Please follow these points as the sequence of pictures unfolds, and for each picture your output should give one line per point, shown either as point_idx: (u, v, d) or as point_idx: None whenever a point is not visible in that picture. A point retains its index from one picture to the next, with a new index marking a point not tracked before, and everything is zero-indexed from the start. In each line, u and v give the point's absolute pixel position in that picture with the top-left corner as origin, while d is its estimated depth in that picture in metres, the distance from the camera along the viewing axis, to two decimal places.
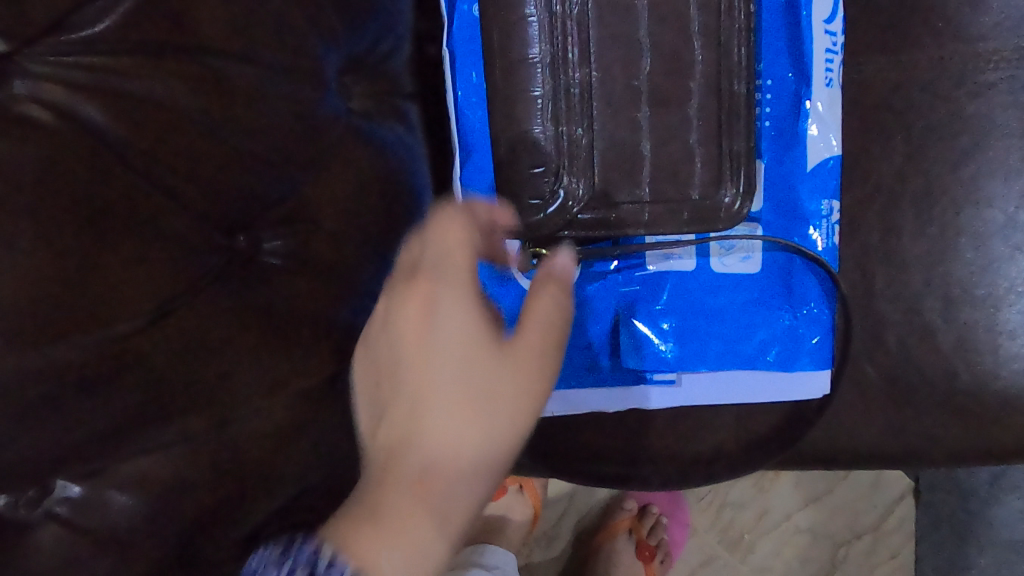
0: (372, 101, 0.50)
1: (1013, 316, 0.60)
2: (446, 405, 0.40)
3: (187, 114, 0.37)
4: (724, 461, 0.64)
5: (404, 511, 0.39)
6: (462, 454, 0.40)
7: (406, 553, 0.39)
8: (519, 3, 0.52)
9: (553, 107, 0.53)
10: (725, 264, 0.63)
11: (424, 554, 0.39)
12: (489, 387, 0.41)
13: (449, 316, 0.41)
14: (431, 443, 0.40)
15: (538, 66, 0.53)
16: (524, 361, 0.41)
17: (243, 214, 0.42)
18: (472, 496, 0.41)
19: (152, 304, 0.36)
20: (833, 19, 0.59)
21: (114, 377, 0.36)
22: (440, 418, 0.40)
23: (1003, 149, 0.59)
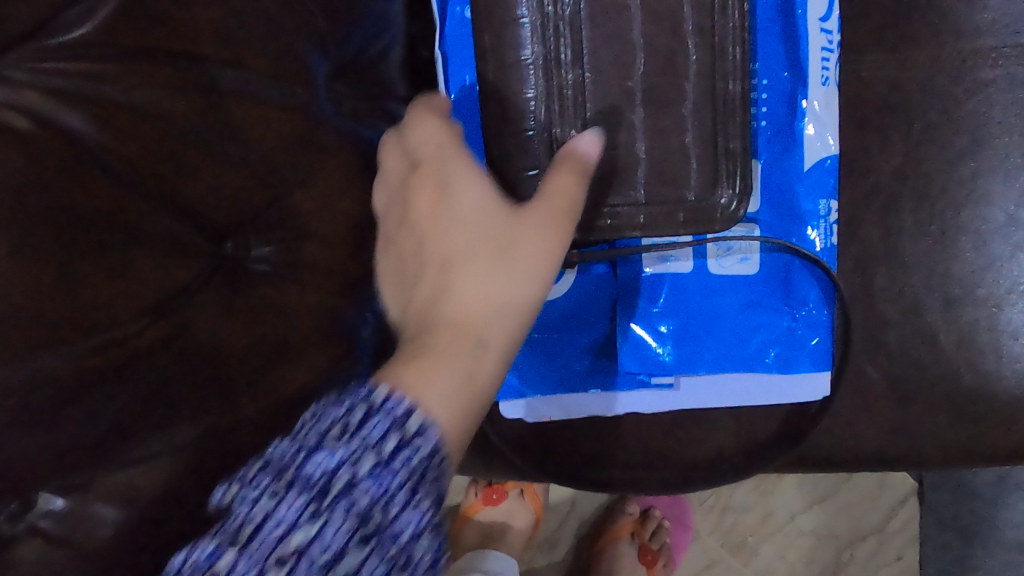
0: (362, 104, 0.49)
1: (1014, 315, 0.59)
2: (471, 254, 0.40)
3: (172, 121, 0.37)
4: (727, 464, 0.63)
5: (443, 353, 0.38)
6: (495, 297, 0.39)
7: (448, 389, 0.36)
8: (510, 5, 0.51)
9: (546, 109, 0.53)
10: (724, 265, 0.61)
11: (468, 397, 0.37)
12: (513, 231, 0.41)
13: (463, 182, 0.42)
14: (463, 290, 0.39)
15: (530, 67, 0.52)
16: (542, 210, 0.42)
17: (232, 220, 0.41)
18: (510, 338, 0.40)
19: (134, 313, 0.36)
20: (829, 16, 0.58)
21: (100, 387, 0.35)
22: (469, 268, 0.40)
23: (1002, 147, 0.58)
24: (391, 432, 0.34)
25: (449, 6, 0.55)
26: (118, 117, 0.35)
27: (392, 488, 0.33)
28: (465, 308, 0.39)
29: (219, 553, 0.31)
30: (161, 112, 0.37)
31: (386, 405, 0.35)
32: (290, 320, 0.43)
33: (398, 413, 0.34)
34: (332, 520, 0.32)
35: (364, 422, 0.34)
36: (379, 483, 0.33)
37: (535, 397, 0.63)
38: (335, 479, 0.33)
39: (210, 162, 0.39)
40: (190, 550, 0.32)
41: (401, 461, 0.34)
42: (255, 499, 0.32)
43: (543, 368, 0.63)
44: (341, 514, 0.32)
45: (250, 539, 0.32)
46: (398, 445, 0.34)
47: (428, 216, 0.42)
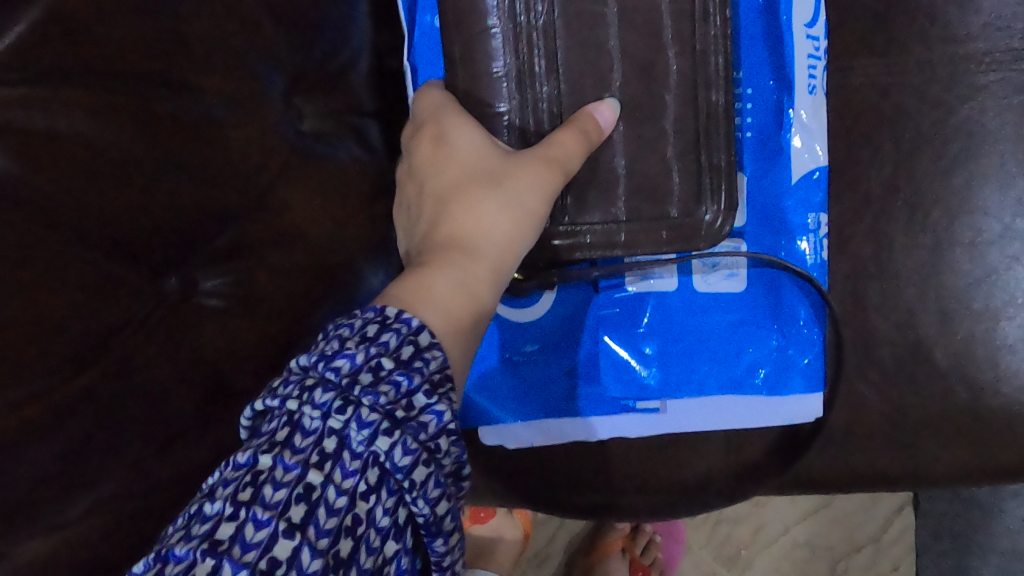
0: (326, 122, 0.47)
1: (1012, 330, 0.57)
2: (470, 189, 0.44)
3: (103, 147, 0.34)
4: (717, 488, 0.61)
5: (440, 265, 0.41)
6: (486, 222, 0.43)
7: (445, 298, 0.39)
8: (482, 13, 0.48)
9: (520, 122, 0.50)
10: (709, 282, 0.59)
11: (463, 306, 0.40)
12: (505, 167, 0.45)
13: (458, 128, 0.46)
14: (459, 216, 0.43)
15: (505, 80, 0.49)
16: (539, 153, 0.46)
17: (177, 249, 0.38)
18: (499, 260, 0.43)
19: (61, 356, 0.33)
20: (816, 22, 0.55)
21: (27, 438, 0.32)
22: (463, 196, 0.44)
23: (997, 155, 0.56)
24: (408, 339, 0.35)
25: (419, 14, 0.53)
26: (35, 146, 0.32)
27: (417, 380, 0.34)
28: (460, 230, 0.43)
29: (258, 455, 0.31)
30: (85, 139, 0.33)
31: (399, 319, 0.36)
32: (245, 355, 0.41)
33: (411, 326, 0.36)
34: (364, 410, 0.32)
35: (380, 331, 0.35)
36: (407, 376, 0.34)
37: (515, 423, 0.60)
38: (362, 374, 0.33)
39: (146, 192, 0.35)
40: (226, 459, 0.32)
41: (420, 362, 0.35)
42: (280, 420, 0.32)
43: (524, 391, 0.60)
44: (371, 404, 0.33)
45: (287, 440, 0.32)
46: (415, 349, 0.35)
47: (427, 161, 0.46)
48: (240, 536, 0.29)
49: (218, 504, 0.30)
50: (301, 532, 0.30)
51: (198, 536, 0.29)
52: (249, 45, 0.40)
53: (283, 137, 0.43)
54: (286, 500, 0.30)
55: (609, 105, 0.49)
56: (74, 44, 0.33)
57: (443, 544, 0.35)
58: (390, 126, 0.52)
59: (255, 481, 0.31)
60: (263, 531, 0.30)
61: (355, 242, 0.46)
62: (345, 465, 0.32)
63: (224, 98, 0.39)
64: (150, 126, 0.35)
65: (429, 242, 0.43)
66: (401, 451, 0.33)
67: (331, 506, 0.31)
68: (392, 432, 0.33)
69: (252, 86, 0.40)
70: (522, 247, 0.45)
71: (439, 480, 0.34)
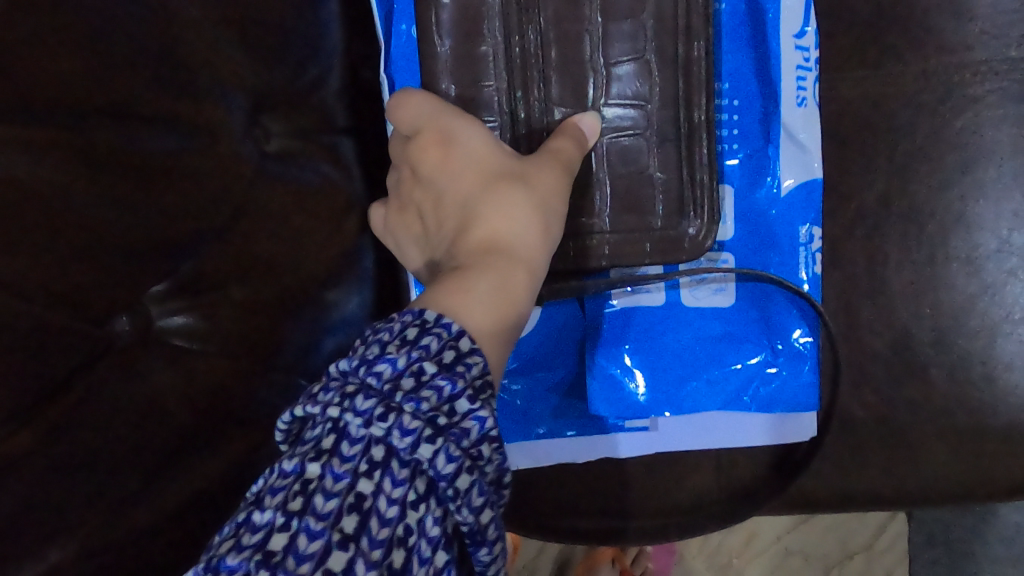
0: (297, 140, 0.45)
1: (1009, 346, 0.55)
2: (497, 187, 0.42)
3: (52, 181, 0.32)
4: (708, 511, 0.59)
5: (477, 266, 0.39)
6: (518, 221, 0.41)
7: (486, 301, 0.37)
8: (471, 33, 0.49)
9: (510, 135, 0.50)
10: (697, 297, 0.57)
11: (504, 308, 0.38)
12: (528, 167, 0.44)
13: (466, 132, 0.45)
14: (489, 215, 0.41)
15: (495, 99, 0.49)
16: (557, 158, 0.45)
17: (134, 283, 0.36)
18: (534, 256, 0.41)
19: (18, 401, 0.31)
20: (805, 33, 0.54)
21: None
22: (492, 195, 0.42)
23: (993, 167, 0.54)
24: (448, 344, 0.34)
25: (394, 22, 0.52)
26: None
27: (460, 385, 0.33)
28: (491, 229, 0.41)
29: (306, 463, 0.31)
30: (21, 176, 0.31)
31: (438, 323, 0.34)
32: (207, 392, 0.39)
33: (450, 331, 0.34)
34: (406, 417, 0.31)
35: (420, 335, 0.33)
36: (449, 381, 0.32)
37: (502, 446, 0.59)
38: (403, 380, 0.32)
39: (89, 230, 0.33)
40: (271, 466, 0.32)
41: (462, 367, 0.34)
42: (325, 429, 0.31)
43: (511, 412, 0.59)
44: (413, 411, 0.31)
45: (334, 449, 0.31)
46: (456, 354, 0.34)
47: (439, 166, 0.44)
48: (293, 547, 0.29)
49: (268, 514, 0.30)
50: (354, 544, 0.29)
51: (251, 546, 0.29)
52: (204, 65, 0.38)
53: (246, 159, 0.41)
54: (337, 510, 0.30)
55: (592, 117, 0.49)
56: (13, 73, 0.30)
57: (488, 553, 0.34)
58: (365, 144, 0.50)
59: (305, 490, 0.30)
60: (316, 542, 0.29)
61: (323, 266, 0.45)
62: (392, 475, 0.31)
63: (181, 122, 0.37)
64: (99, 155, 0.33)
65: (459, 246, 0.41)
66: (445, 459, 0.31)
67: (382, 517, 0.30)
68: (435, 439, 0.31)
69: (209, 107, 0.39)
70: (553, 242, 0.43)
71: (483, 487, 0.33)
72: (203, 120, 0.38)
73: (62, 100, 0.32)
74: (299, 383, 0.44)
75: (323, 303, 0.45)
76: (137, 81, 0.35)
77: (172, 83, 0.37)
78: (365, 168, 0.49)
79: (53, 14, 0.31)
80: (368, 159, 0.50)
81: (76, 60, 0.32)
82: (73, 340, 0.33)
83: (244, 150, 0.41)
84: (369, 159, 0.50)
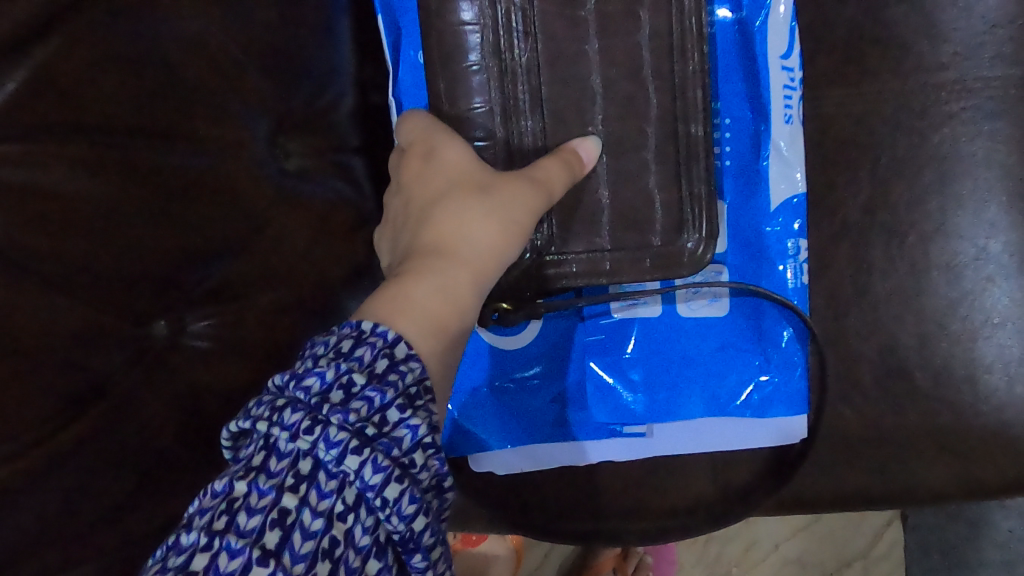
0: (312, 159, 0.48)
1: (988, 349, 0.57)
2: (454, 197, 0.43)
3: (91, 202, 0.35)
4: (704, 512, 0.61)
5: (417, 271, 0.40)
6: (465, 229, 0.42)
7: (422, 306, 0.39)
8: (463, 50, 0.51)
9: (505, 155, 0.51)
10: (692, 308, 0.60)
11: (441, 312, 0.39)
12: (493, 179, 0.45)
13: (447, 146, 0.46)
14: (440, 221, 0.42)
15: (495, 121, 0.51)
16: (524, 178, 0.46)
17: (165, 294, 0.39)
18: (481, 265, 0.42)
19: (57, 403, 0.34)
20: (791, 54, 0.57)
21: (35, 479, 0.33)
22: (446, 203, 0.43)
23: (970, 179, 0.57)
24: (382, 353, 0.35)
25: (402, 50, 0.53)
26: (25, 200, 0.32)
27: (389, 395, 0.34)
28: (440, 236, 0.42)
29: (234, 482, 0.32)
30: (73, 192, 0.34)
31: (374, 333, 0.36)
32: (228, 393, 0.42)
33: (386, 339, 0.36)
34: (332, 428, 0.32)
35: (354, 347, 0.35)
36: (378, 391, 0.34)
37: (502, 449, 0.60)
38: (332, 394, 0.34)
39: (128, 239, 0.36)
40: (204, 488, 0.33)
41: (394, 376, 0.35)
42: (255, 445, 0.33)
43: (510, 415, 0.60)
44: (340, 422, 0.33)
45: (263, 465, 0.33)
46: (389, 362, 0.35)
47: (414, 177, 0.46)
48: (215, 565, 0.30)
49: (194, 535, 0.31)
50: (275, 559, 0.30)
51: (175, 568, 0.30)
52: (229, 90, 0.41)
53: (269, 177, 0.44)
54: (260, 526, 0.31)
55: (593, 143, 0.51)
56: (57, 101, 0.33)
57: (424, 560, 0.34)
58: (375, 162, 0.53)
59: (230, 509, 0.31)
60: (236, 560, 0.30)
61: (339, 279, 0.48)
62: (319, 487, 0.32)
63: (211, 145, 0.40)
64: (135, 178, 0.36)
65: (410, 253, 0.43)
66: (371, 468, 0.32)
67: (306, 530, 0.31)
68: (362, 450, 0.32)
69: (234, 130, 0.41)
70: (508, 255, 0.44)
71: (417, 496, 0.33)
72: (231, 140, 0.41)
73: (104, 125, 0.35)
74: None
75: (339, 314, 0.48)
76: (175, 105, 0.38)
77: (202, 108, 0.39)
78: (377, 186, 0.52)
79: (98, 46, 0.34)
80: (379, 176, 0.53)
81: (122, 85, 0.35)
82: (109, 346, 0.36)
83: (266, 168, 0.44)
84: (380, 176, 0.53)
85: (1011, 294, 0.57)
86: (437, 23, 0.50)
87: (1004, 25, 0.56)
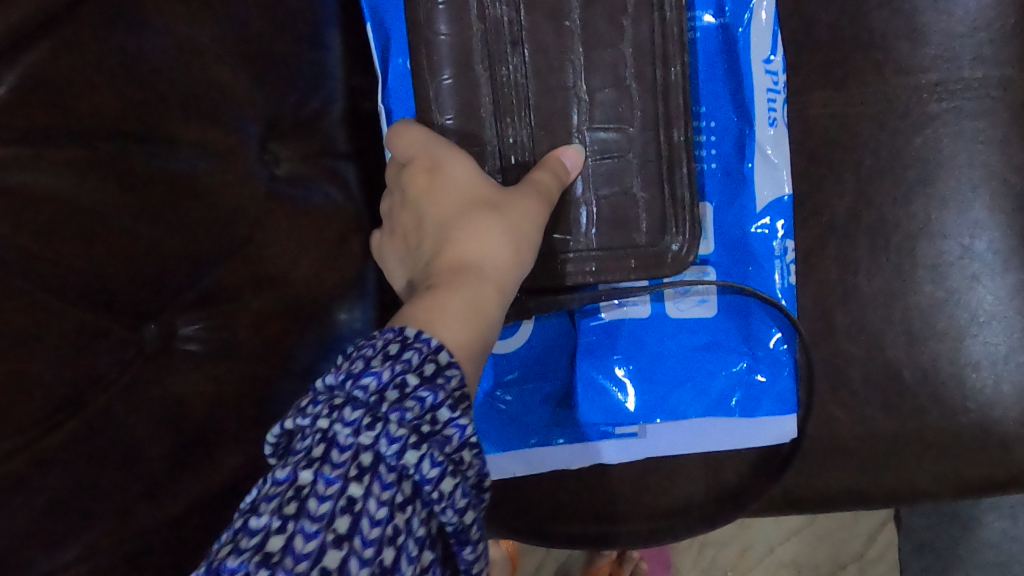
0: (303, 164, 0.49)
1: (974, 347, 0.58)
2: (475, 213, 0.45)
3: (85, 206, 0.35)
4: (697, 513, 0.61)
5: (448, 286, 0.41)
6: (489, 244, 0.43)
7: (457, 317, 0.39)
8: (433, 69, 0.52)
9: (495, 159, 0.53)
10: (681, 308, 0.60)
11: (475, 324, 0.39)
12: (508, 197, 0.46)
13: (452, 162, 0.47)
14: (462, 238, 0.43)
15: (488, 124, 0.53)
16: (537, 193, 0.48)
17: (158, 298, 0.40)
18: (504, 280, 0.43)
19: (51, 404, 0.34)
20: (774, 58, 0.58)
21: (29, 479, 0.34)
22: (467, 220, 0.44)
23: (953, 179, 0.58)
24: (428, 358, 0.35)
25: (390, 58, 0.54)
26: (15, 202, 0.33)
27: (441, 396, 0.34)
28: (464, 254, 0.43)
29: (298, 471, 0.32)
30: (66, 193, 0.34)
31: (418, 339, 0.36)
32: (220, 396, 0.42)
33: (429, 346, 0.36)
34: (392, 426, 0.33)
35: (401, 351, 0.35)
36: (431, 392, 0.34)
37: (497, 453, 0.60)
38: (388, 392, 0.33)
39: (121, 242, 0.37)
40: (264, 476, 0.32)
41: (441, 379, 0.35)
42: (314, 436, 0.32)
43: (504, 420, 0.60)
44: (399, 420, 0.33)
45: (324, 456, 0.32)
46: (436, 367, 0.35)
47: (425, 192, 0.47)
48: (291, 547, 0.30)
49: (264, 519, 0.30)
50: (348, 543, 0.30)
51: (250, 549, 0.30)
52: (220, 96, 0.41)
53: (260, 182, 0.44)
54: (331, 512, 0.31)
55: (574, 151, 0.52)
56: (49, 107, 0.34)
57: (472, 550, 0.36)
58: (365, 167, 0.53)
59: (299, 495, 0.31)
60: (312, 542, 0.30)
61: (328, 282, 0.48)
62: (381, 479, 0.32)
63: (201, 150, 0.40)
64: (129, 181, 0.37)
65: (433, 269, 0.43)
66: (429, 463, 0.33)
67: (373, 518, 0.31)
68: (420, 445, 0.33)
69: (225, 135, 0.42)
70: (523, 269, 0.45)
71: (466, 490, 0.34)
72: (222, 144, 0.42)
73: (97, 130, 0.36)
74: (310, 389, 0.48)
75: (331, 318, 0.48)
76: (166, 109, 0.38)
77: (194, 114, 0.40)
78: (367, 192, 0.53)
79: (90, 53, 0.35)
80: (369, 181, 0.53)
81: (113, 90, 0.36)
82: (103, 348, 0.37)
83: (257, 173, 0.45)
84: (370, 182, 0.53)
85: (996, 293, 0.58)
86: (426, 31, 0.52)
87: (983, 28, 0.57)
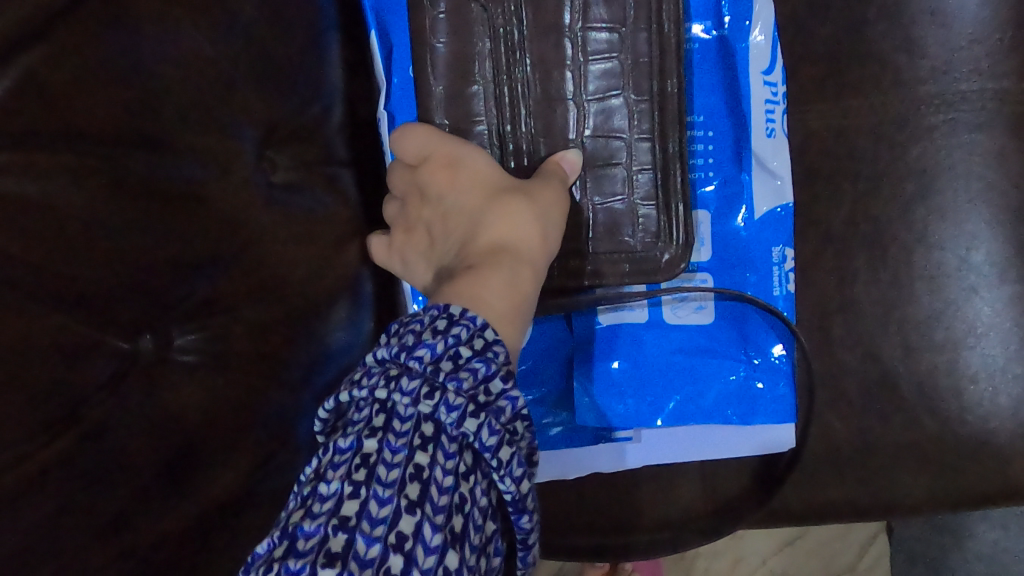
0: (300, 172, 0.48)
1: (972, 359, 0.57)
2: (505, 202, 0.46)
3: (78, 211, 0.34)
4: (694, 528, 0.60)
5: (487, 266, 0.42)
6: (520, 228, 0.45)
7: (499, 293, 0.41)
8: (426, 76, 0.52)
9: (495, 152, 0.53)
10: (678, 314, 0.61)
11: (515, 302, 0.41)
12: (534, 184, 0.48)
13: (470, 158, 0.49)
14: (495, 223, 0.45)
15: (485, 135, 0.53)
16: (561, 180, 0.50)
17: (152, 306, 0.39)
18: (537, 260, 0.45)
19: (39, 417, 0.33)
20: (773, 69, 0.59)
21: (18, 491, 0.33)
22: (498, 207, 0.46)
23: (951, 190, 0.57)
24: (475, 333, 0.37)
25: (393, 70, 0.55)
26: (11, 209, 0.32)
27: (493, 367, 0.36)
28: (498, 238, 0.45)
29: (363, 440, 0.34)
30: (60, 201, 0.34)
31: (464, 316, 0.38)
32: (210, 407, 0.41)
33: (475, 323, 0.38)
34: (450, 395, 0.35)
35: (449, 326, 0.37)
36: (483, 363, 0.36)
37: None
38: (443, 362, 0.35)
39: (114, 248, 0.36)
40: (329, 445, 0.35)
41: (491, 353, 0.37)
42: (375, 407, 0.35)
43: None
44: (456, 389, 0.35)
45: (386, 426, 0.34)
46: (484, 342, 0.37)
47: (448, 187, 0.48)
48: (366, 512, 0.32)
49: (336, 484, 0.33)
50: (420, 508, 0.32)
51: (325, 513, 0.32)
52: (217, 102, 0.41)
53: (256, 189, 0.44)
54: (400, 479, 0.33)
55: (575, 154, 0.51)
56: (44, 111, 0.33)
57: (529, 521, 0.38)
58: (363, 175, 0.53)
59: (367, 463, 0.33)
60: (386, 507, 0.32)
61: (321, 292, 0.47)
62: (444, 448, 0.34)
63: (198, 156, 0.40)
64: (123, 187, 0.36)
65: (465, 254, 0.45)
66: (488, 431, 0.35)
67: (440, 485, 0.34)
68: (478, 414, 0.35)
69: (222, 142, 0.41)
70: (551, 254, 0.47)
71: (522, 459, 0.37)
72: (218, 151, 0.41)
73: (91, 134, 0.35)
74: (304, 400, 0.47)
75: (322, 328, 0.48)
76: (164, 115, 0.38)
77: (191, 120, 0.39)
78: (365, 200, 0.52)
79: (86, 56, 0.34)
80: (366, 190, 0.53)
81: (110, 95, 0.35)
82: (96, 356, 0.36)
83: (252, 182, 0.44)
84: (368, 190, 0.53)
85: (994, 304, 0.57)
86: (427, 40, 0.52)
87: (981, 40, 0.57)
